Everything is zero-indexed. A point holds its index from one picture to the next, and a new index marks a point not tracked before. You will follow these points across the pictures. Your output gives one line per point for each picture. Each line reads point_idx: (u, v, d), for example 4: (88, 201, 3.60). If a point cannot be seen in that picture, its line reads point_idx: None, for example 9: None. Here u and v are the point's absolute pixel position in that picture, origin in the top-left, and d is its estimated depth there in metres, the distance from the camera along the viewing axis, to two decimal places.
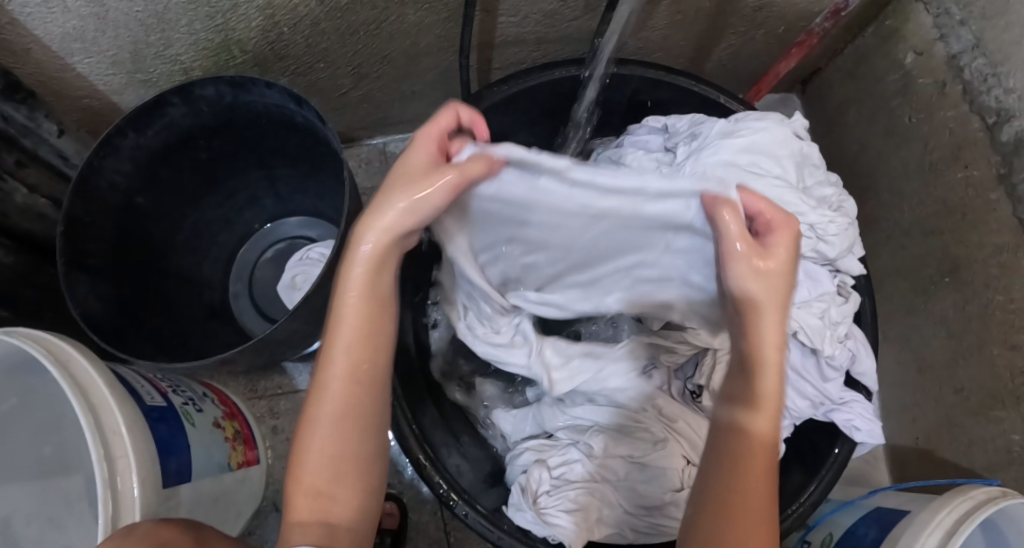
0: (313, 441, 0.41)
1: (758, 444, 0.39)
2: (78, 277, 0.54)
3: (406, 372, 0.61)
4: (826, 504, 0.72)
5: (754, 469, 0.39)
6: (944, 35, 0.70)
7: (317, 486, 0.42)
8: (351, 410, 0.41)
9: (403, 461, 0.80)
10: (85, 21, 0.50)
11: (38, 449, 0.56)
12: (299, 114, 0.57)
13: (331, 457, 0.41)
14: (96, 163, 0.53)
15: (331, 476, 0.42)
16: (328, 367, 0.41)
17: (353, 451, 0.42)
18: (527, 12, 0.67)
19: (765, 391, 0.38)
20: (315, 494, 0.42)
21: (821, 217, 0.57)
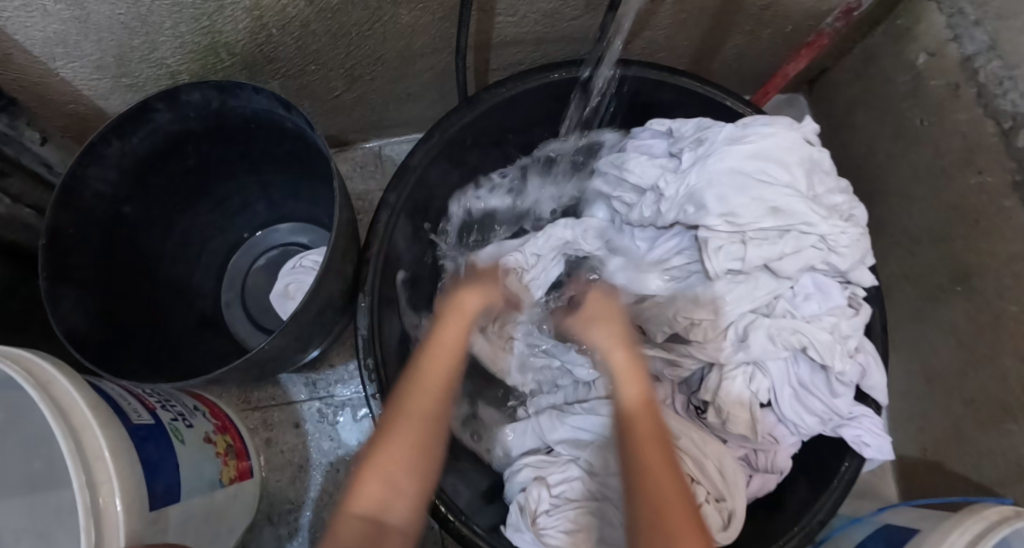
0: (399, 429, 0.43)
1: (638, 402, 0.45)
2: (62, 291, 0.52)
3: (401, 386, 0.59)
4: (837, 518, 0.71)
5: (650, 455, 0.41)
6: (957, 35, 0.68)
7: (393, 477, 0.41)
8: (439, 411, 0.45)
9: None
10: (66, 25, 0.48)
11: (29, 463, 0.51)
12: (289, 120, 0.55)
13: (416, 444, 0.42)
14: (80, 172, 0.51)
15: (408, 467, 0.42)
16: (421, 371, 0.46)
17: (430, 444, 0.43)
18: (525, 12, 0.65)
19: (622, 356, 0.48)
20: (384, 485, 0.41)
21: (833, 228, 0.55)
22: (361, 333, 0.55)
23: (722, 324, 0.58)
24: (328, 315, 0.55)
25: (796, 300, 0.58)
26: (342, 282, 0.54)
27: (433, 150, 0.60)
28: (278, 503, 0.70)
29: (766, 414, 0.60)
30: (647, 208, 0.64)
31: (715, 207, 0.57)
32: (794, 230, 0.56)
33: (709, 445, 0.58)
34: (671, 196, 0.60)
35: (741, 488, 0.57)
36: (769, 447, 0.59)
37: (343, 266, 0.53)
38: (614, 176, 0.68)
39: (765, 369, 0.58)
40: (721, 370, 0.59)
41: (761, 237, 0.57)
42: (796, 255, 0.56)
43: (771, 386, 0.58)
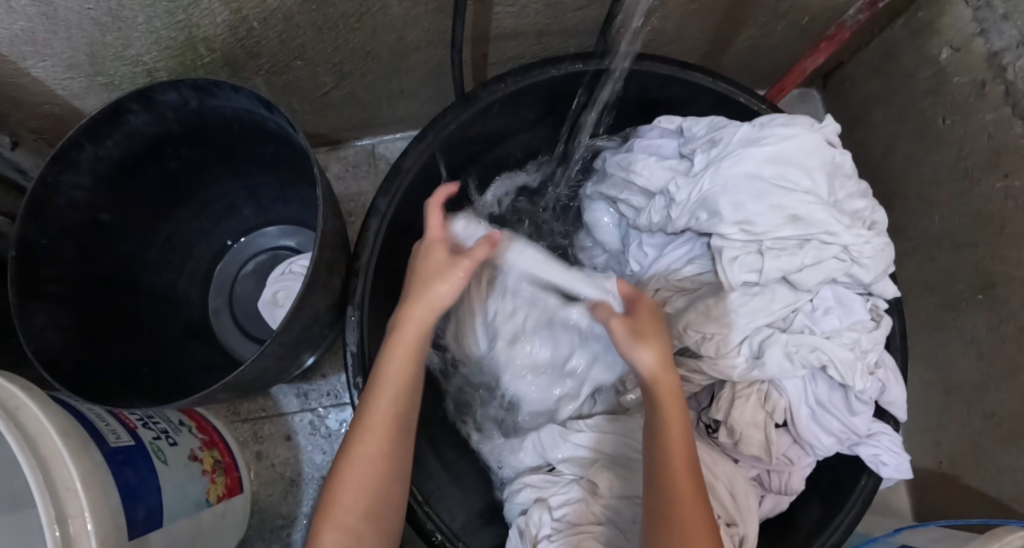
0: (352, 482, 0.43)
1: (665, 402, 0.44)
2: (34, 306, 0.48)
3: None
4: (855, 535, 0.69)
5: (676, 467, 0.42)
6: (984, 30, 0.64)
7: (354, 522, 0.43)
8: (388, 451, 0.44)
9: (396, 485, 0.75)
10: (33, 22, 0.44)
11: (9, 480, 0.47)
12: (271, 120, 0.51)
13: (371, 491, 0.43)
14: (51, 179, 0.48)
15: (363, 505, 0.43)
16: (368, 418, 0.44)
17: (388, 486, 0.44)
18: (526, 2, 0.61)
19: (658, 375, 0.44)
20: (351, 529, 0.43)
21: (856, 238, 0.52)
22: (350, 350, 0.52)
23: (736, 339, 0.55)
24: (315, 330, 0.52)
25: (815, 314, 0.55)
26: (330, 295, 0.51)
27: (427, 151, 0.57)
28: (270, 518, 0.67)
29: (781, 434, 0.57)
30: (656, 213, 0.60)
31: (730, 215, 0.54)
32: (815, 240, 0.53)
33: (719, 466, 0.55)
34: (682, 202, 0.57)
35: (752, 511, 0.54)
36: (784, 467, 0.56)
37: (330, 278, 0.50)
38: (620, 178, 0.64)
39: (781, 388, 0.55)
40: (732, 388, 0.56)
41: (779, 247, 0.53)
42: (817, 266, 0.53)
43: (787, 405, 0.55)
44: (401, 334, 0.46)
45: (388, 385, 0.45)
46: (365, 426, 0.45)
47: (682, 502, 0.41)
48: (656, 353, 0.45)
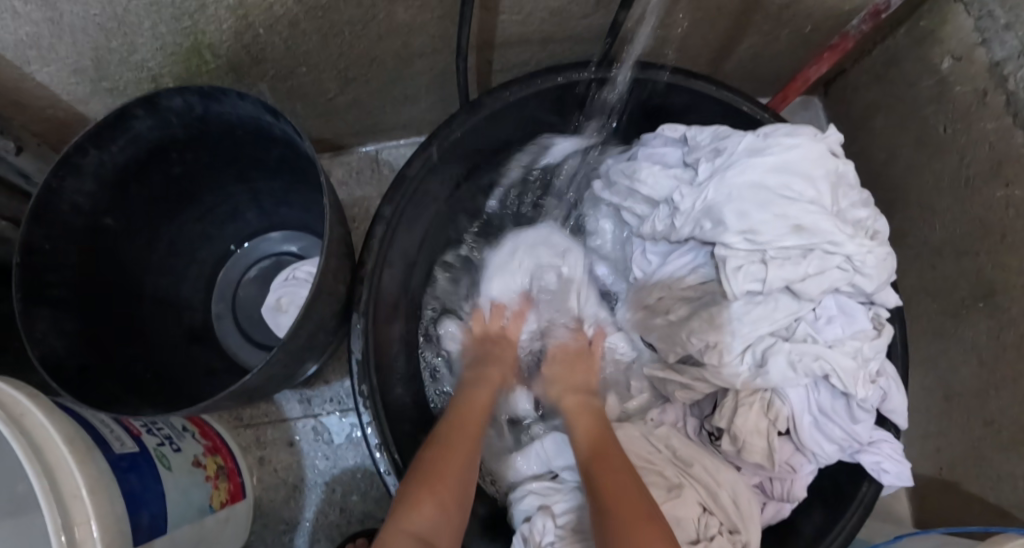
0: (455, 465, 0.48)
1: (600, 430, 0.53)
2: (38, 311, 0.48)
3: (395, 412, 0.57)
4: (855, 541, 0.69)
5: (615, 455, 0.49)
6: (985, 39, 0.64)
7: (444, 500, 0.45)
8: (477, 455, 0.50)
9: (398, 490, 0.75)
10: (39, 27, 0.44)
11: (11, 485, 0.47)
12: (277, 127, 0.51)
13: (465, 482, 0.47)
14: (55, 185, 0.47)
15: (456, 496, 0.46)
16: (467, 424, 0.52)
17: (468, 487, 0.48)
18: (531, 10, 0.61)
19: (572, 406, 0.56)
20: (439, 508, 0.44)
21: (860, 248, 0.52)
22: (355, 357, 0.52)
23: (740, 347, 0.55)
24: (320, 337, 0.52)
25: (818, 323, 0.55)
26: (334, 303, 0.51)
27: (431, 159, 0.57)
28: (272, 523, 0.67)
29: (783, 442, 0.57)
30: (660, 221, 0.60)
31: (734, 223, 0.54)
32: (818, 249, 0.53)
33: (722, 473, 0.55)
34: (687, 210, 0.57)
35: (754, 518, 0.54)
36: (786, 475, 0.57)
37: (335, 285, 0.50)
38: (624, 186, 0.65)
39: (783, 396, 0.56)
40: (735, 397, 0.56)
41: (782, 257, 0.53)
42: (820, 276, 0.53)
43: (790, 414, 0.55)
44: (479, 387, 0.57)
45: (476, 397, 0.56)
46: (456, 426, 0.51)
47: (608, 472, 0.47)
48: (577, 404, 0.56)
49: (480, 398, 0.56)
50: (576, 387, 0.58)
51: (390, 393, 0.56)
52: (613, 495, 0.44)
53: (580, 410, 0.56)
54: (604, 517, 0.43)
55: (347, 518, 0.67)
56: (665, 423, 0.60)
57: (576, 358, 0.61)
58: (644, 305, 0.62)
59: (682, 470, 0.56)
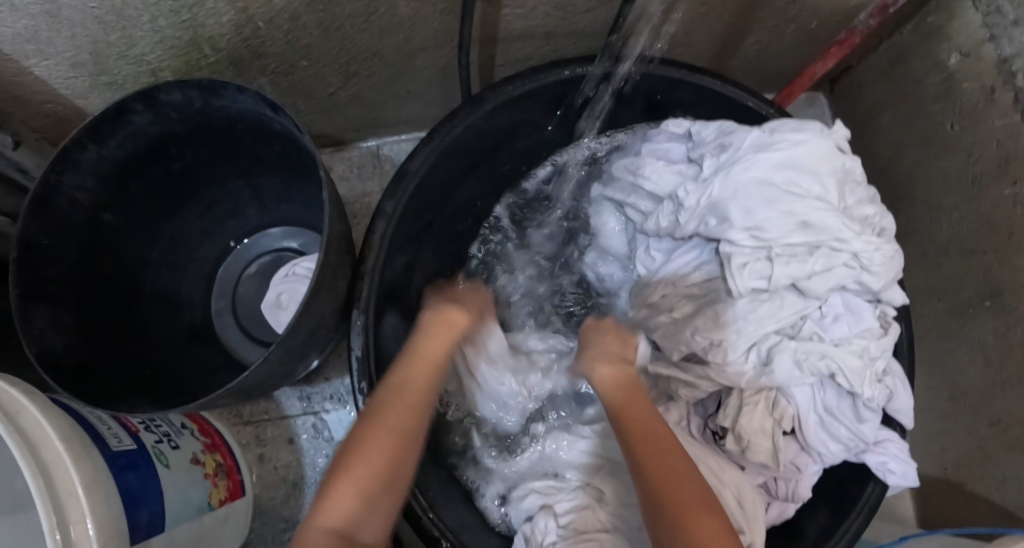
0: (377, 452, 0.40)
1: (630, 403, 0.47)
2: (36, 307, 0.48)
3: None
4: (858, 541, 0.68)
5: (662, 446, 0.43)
6: (994, 36, 0.63)
7: (365, 490, 0.38)
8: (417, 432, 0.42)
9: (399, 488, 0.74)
10: (36, 21, 0.44)
11: (9, 483, 0.47)
12: (277, 121, 0.50)
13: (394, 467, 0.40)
14: (53, 180, 0.47)
15: (383, 487, 0.39)
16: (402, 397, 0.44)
17: (401, 471, 0.41)
18: (534, 4, 0.60)
19: (613, 377, 0.49)
20: (359, 499, 0.38)
21: (867, 245, 0.52)
22: (356, 354, 0.52)
23: (746, 345, 0.54)
24: (320, 334, 0.52)
25: (824, 321, 0.54)
26: (335, 300, 0.51)
27: (432, 154, 0.56)
28: (272, 521, 0.66)
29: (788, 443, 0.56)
30: (664, 218, 0.60)
31: (740, 220, 0.53)
32: (825, 246, 0.52)
33: (726, 473, 0.55)
34: (691, 207, 0.56)
35: (759, 518, 0.54)
36: (791, 475, 0.56)
37: (335, 281, 0.50)
38: (628, 183, 0.64)
39: (789, 395, 0.55)
40: (740, 395, 0.55)
41: (788, 254, 0.53)
42: (826, 273, 0.52)
43: (796, 413, 0.55)
44: (421, 353, 0.47)
45: (422, 355, 0.47)
46: (397, 393, 0.44)
47: (655, 464, 0.41)
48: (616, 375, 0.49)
49: (427, 361, 0.47)
50: (613, 360, 0.51)
51: None
52: (670, 487, 0.39)
53: (616, 385, 0.49)
54: (663, 519, 0.38)
55: None
56: (670, 421, 0.59)
57: (616, 335, 0.55)
58: (647, 303, 0.61)
59: None
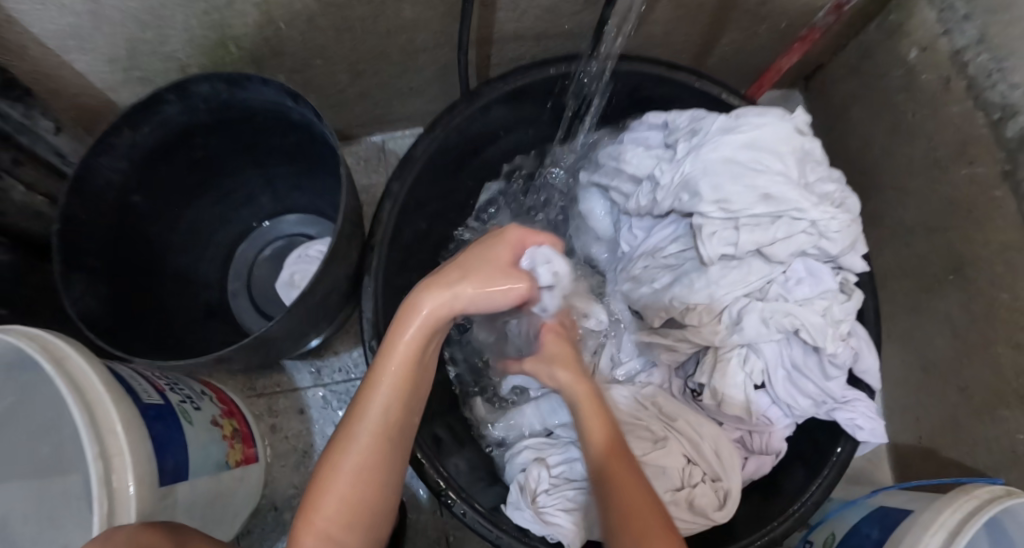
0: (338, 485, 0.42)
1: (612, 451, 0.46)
2: (75, 276, 0.53)
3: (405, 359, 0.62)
4: (832, 500, 0.71)
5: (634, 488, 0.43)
6: (948, 30, 0.70)
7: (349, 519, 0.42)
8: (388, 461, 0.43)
9: None
10: (80, 19, 0.50)
11: (36, 449, 0.52)
12: (297, 111, 0.55)
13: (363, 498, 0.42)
14: (92, 161, 0.52)
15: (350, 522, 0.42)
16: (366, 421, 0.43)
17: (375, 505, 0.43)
18: (526, 8, 0.66)
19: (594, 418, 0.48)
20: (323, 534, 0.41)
21: (824, 213, 0.57)
22: (366, 317, 0.57)
23: (717, 308, 0.59)
24: (332, 301, 0.57)
25: (788, 284, 0.59)
26: (346, 269, 0.56)
27: (435, 141, 0.62)
28: (282, 488, 0.71)
29: (760, 396, 0.61)
30: (643, 197, 0.65)
31: (709, 194, 0.58)
32: (786, 216, 0.58)
33: (704, 428, 0.60)
34: (666, 184, 0.62)
35: (737, 469, 0.58)
36: (764, 429, 0.60)
37: (348, 250, 0.55)
38: (612, 167, 0.70)
39: (758, 351, 0.60)
40: (714, 353, 0.60)
41: (753, 224, 0.58)
42: (788, 240, 0.58)
43: (765, 367, 0.60)
44: (398, 344, 0.42)
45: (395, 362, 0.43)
46: (370, 425, 0.43)
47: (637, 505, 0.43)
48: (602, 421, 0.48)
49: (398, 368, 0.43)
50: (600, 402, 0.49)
51: None
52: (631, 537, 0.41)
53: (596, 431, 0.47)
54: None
55: None
56: (651, 382, 0.65)
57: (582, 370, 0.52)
58: (629, 275, 0.66)
59: (668, 424, 0.60)
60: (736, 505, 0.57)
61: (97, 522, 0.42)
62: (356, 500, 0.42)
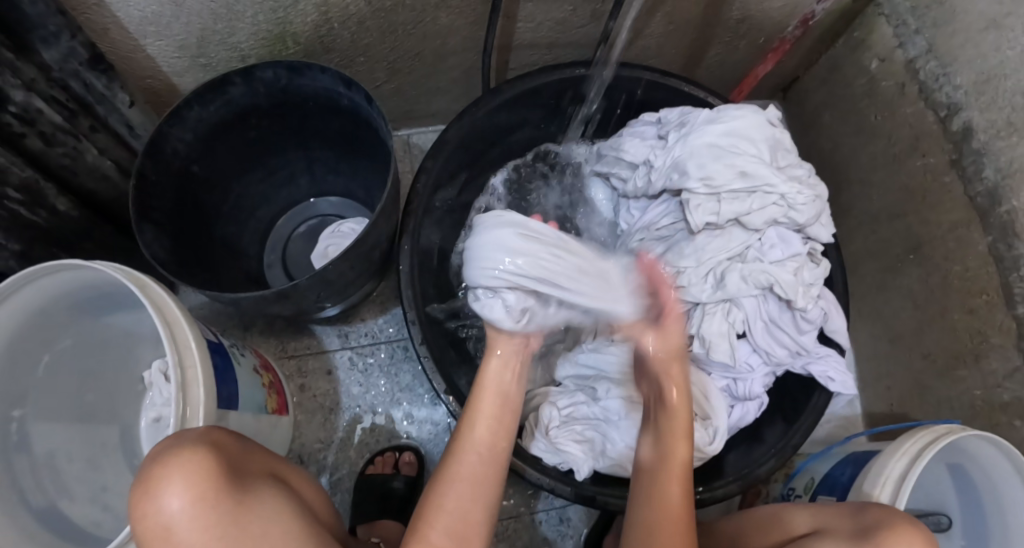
0: (458, 489, 0.52)
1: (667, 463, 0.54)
2: (145, 225, 0.61)
3: (435, 321, 0.71)
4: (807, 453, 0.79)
5: (671, 476, 0.54)
6: (902, 43, 0.80)
7: (465, 514, 0.51)
8: (484, 464, 0.54)
9: (403, 425, 0.79)
10: (162, 8, 0.59)
11: (83, 395, 0.65)
12: (346, 97, 0.64)
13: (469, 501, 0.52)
14: (165, 130, 0.61)
15: (460, 520, 0.51)
16: (469, 439, 0.56)
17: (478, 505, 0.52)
18: (541, 19, 0.77)
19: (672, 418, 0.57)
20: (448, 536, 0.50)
21: (791, 188, 0.66)
22: (403, 272, 0.67)
23: (703, 270, 0.68)
24: (373, 256, 0.65)
25: (763, 248, 0.68)
26: (387, 229, 0.65)
27: (463, 128, 0.71)
28: (309, 442, 0.77)
29: (742, 345, 0.70)
30: (639, 179, 0.74)
31: (695, 173, 0.67)
32: (760, 191, 0.67)
33: (694, 375, 0.70)
34: (660, 167, 0.71)
35: (723, 409, 0.68)
36: (746, 376, 0.71)
37: (390, 213, 0.64)
38: (612, 157, 0.79)
39: (739, 305, 0.69)
40: (701, 308, 0.69)
41: (733, 198, 0.67)
42: (762, 211, 0.67)
43: (746, 318, 0.69)
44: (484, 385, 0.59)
45: (483, 429, 0.56)
46: (476, 437, 0.56)
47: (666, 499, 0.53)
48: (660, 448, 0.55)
49: (483, 401, 0.58)
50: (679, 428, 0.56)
51: (431, 302, 0.71)
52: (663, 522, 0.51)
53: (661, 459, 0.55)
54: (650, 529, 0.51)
55: (376, 437, 0.78)
56: None
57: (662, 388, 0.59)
58: (626, 248, 0.75)
59: None
60: (724, 437, 0.67)
61: (174, 415, 0.51)
62: (468, 500, 0.52)
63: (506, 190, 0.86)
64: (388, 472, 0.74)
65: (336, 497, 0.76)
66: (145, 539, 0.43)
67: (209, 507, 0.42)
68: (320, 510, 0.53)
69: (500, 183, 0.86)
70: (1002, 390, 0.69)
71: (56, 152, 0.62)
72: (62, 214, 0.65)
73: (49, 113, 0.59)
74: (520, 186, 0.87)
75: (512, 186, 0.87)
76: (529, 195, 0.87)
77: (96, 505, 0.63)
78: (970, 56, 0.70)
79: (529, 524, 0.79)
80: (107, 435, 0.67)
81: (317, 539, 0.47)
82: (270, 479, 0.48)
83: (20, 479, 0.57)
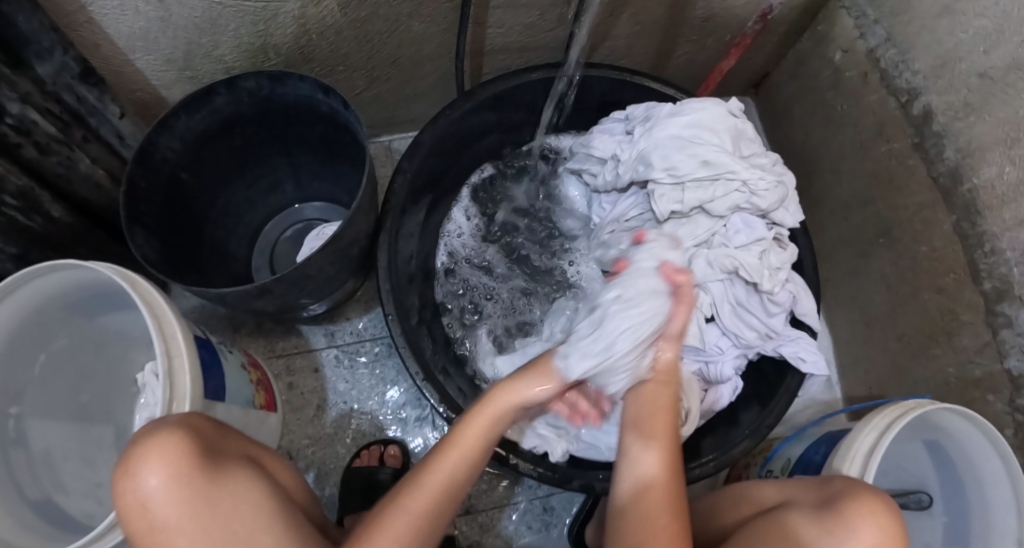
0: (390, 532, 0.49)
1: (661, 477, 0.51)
2: (136, 228, 0.64)
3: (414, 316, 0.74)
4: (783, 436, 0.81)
5: (656, 493, 0.50)
6: (862, 33, 0.82)
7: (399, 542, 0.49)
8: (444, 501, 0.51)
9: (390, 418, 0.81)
10: (150, 24, 0.63)
11: (77, 396, 0.68)
12: (325, 104, 0.68)
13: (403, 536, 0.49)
14: (154, 138, 0.64)
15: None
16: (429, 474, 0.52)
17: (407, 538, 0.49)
18: (510, 24, 0.80)
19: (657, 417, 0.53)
20: None
21: (752, 174, 0.69)
22: (381, 267, 0.69)
23: None
24: (352, 252, 0.69)
25: (727, 234, 0.70)
26: (366, 225, 0.68)
27: (438, 130, 0.75)
28: (297, 438, 0.80)
29: (712, 329, 0.73)
30: (608, 173, 0.77)
31: (660, 164, 0.69)
32: (723, 178, 0.69)
33: None
34: (626, 159, 0.73)
35: (694, 392, 0.71)
36: (717, 359, 0.73)
37: (368, 210, 0.67)
38: (583, 154, 0.82)
39: (707, 289, 0.71)
40: None
41: (697, 187, 0.69)
42: (724, 198, 0.69)
43: (713, 302, 0.71)
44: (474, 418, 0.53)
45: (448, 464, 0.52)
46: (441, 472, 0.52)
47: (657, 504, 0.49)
48: (658, 455, 0.51)
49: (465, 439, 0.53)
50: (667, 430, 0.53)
51: (410, 298, 0.74)
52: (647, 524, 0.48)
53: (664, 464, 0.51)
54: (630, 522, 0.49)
55: (363, 431, 0.81)
56: None
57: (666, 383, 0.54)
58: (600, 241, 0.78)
59: None
60: (695, 420, 0.70)
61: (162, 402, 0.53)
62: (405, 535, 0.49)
63: (470, 213, 0.89)
64: (374, 465, 0.77)
65: (323, 490, 0.79)
66: (123, 513, 0.46)
67: (183, 483, 0.45)
68: (296, 495, 0.55)
69: (468, 196, 0.90)
70: (974, 366, 0.70)
71: (51, 161, 0.66)
72: (56, 220, 0.69)
73: (44, 125, 0.63)
74: (486, 196, 0.90)
75: (476, 201, 0.90)
76: (500, 200, 0.91)
77: (91, 499, 0.65)
78: (926, 42, 0.72)
79: (514, 513, 0.81)
80: (101, 434, 0.70)
81: (288, 518, 0.49)
82: (245, 461, 0.51)
83: (17, 473, 0.60)
